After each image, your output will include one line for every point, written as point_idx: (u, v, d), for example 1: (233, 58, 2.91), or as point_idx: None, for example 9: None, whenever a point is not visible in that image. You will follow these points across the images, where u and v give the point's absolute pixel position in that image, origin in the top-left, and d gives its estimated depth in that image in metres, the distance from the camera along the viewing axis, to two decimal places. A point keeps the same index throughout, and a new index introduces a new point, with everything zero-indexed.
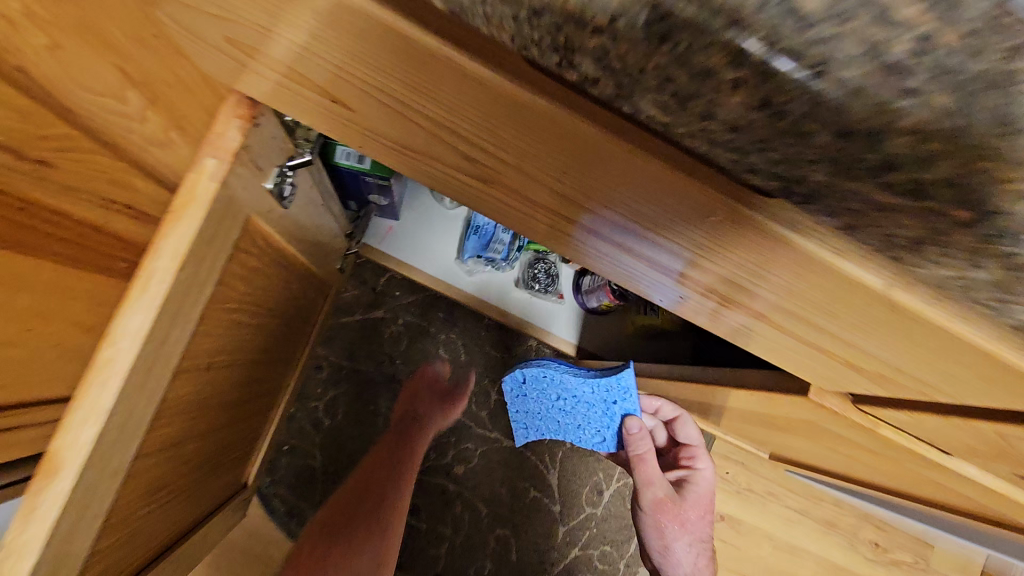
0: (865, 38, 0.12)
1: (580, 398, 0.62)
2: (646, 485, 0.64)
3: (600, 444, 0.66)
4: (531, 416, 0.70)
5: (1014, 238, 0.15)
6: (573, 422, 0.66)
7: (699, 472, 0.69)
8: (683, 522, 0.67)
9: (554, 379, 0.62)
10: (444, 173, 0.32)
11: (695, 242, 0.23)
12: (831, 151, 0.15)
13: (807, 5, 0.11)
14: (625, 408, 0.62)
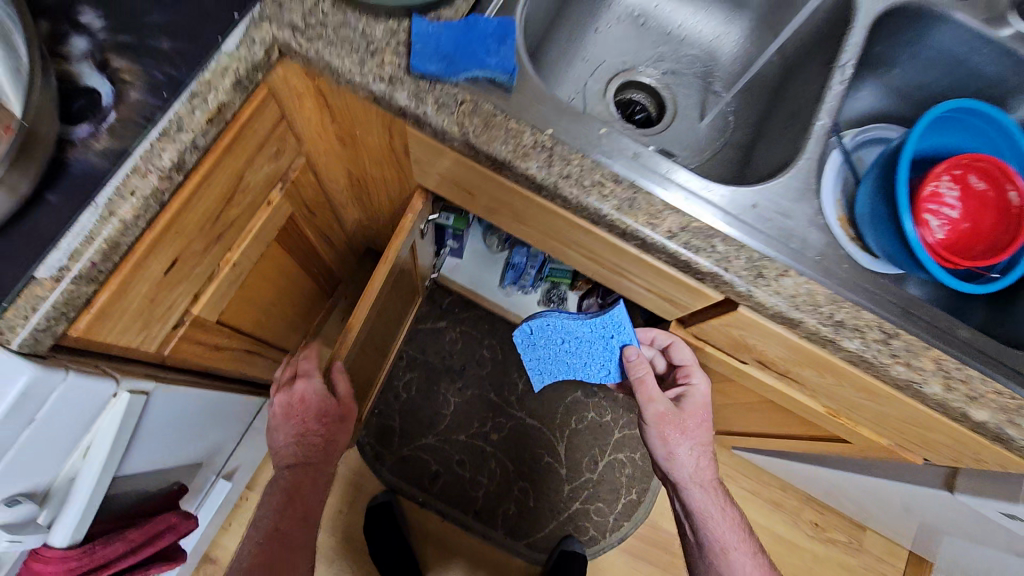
0: (595, 194, 0.54)
1: (581, 338, 0.84)
2: (648, 400, 0.79)
3: (605, 375, 0.87)
4: (543, 361, 0.92)
5: (648, 244, 0.55)
6: (579, 359, 0.88)
7: (693, 386, 0.82)
8: (682, 429, 0.80)
9: (559, 325, 0.83)
10: (501, 218, 0.70)
11: (595, 240, 0.60)
12: (599, 222, 0.56)
13: (581, 186, 0.54)
14: (622, 340, 0.82)
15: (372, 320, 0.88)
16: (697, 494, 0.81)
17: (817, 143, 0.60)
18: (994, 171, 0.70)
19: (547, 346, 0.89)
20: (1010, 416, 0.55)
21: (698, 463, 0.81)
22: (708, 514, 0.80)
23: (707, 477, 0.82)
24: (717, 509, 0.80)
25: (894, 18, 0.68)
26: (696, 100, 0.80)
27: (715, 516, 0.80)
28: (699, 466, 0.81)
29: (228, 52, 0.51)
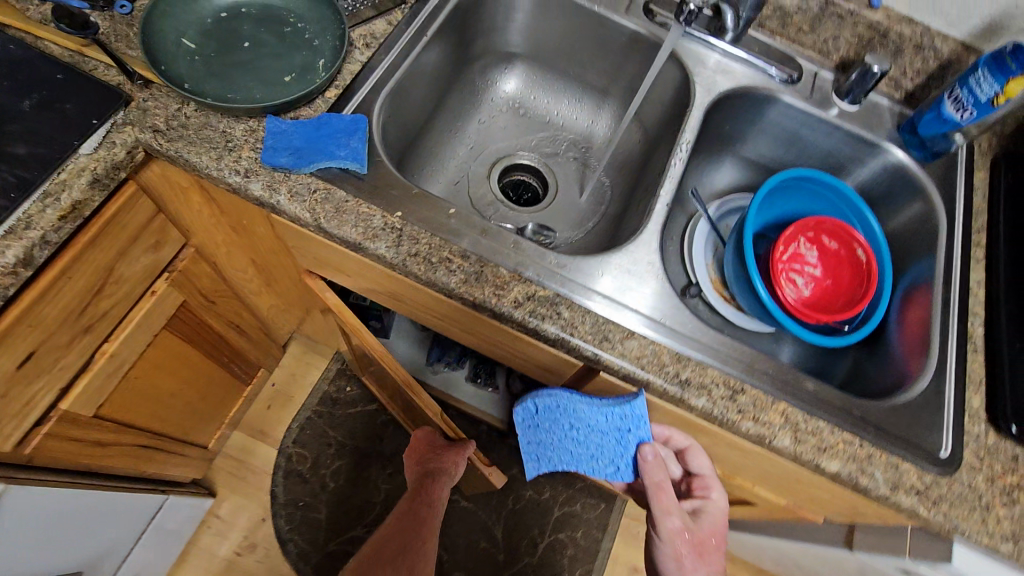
0: (439, 272, 0.56)
1: (593, 428, 0.60)
2: (665, 516, 0.65)
3: (614, 475, 0.63)
4: (543, 449, 0.62)
5: (496, 314, 0.57)
6: (586, 452, 0.62)
7: (712, 501, 0.70)
8: (699, 552, 0.67)
9: (569, 410, 0.59)
10: (382, 295, 0.71)
11: (456, 307, 0.61)
12: (450, 297, 0.58)
13: (426, 265, 0.56)
14: (639, 437, 0.60)
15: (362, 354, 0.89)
16: None
17: (661, 215, 0.66)
18: (840, 232, 0.75)
19: (548, 431, 0.62)
20: (860, 466, 0.56)
21: None
22: None
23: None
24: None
25: (731, 102, 0.77)
26: (575, 178, 0.86)
27: None
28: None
29: (86, 155, 0.54)
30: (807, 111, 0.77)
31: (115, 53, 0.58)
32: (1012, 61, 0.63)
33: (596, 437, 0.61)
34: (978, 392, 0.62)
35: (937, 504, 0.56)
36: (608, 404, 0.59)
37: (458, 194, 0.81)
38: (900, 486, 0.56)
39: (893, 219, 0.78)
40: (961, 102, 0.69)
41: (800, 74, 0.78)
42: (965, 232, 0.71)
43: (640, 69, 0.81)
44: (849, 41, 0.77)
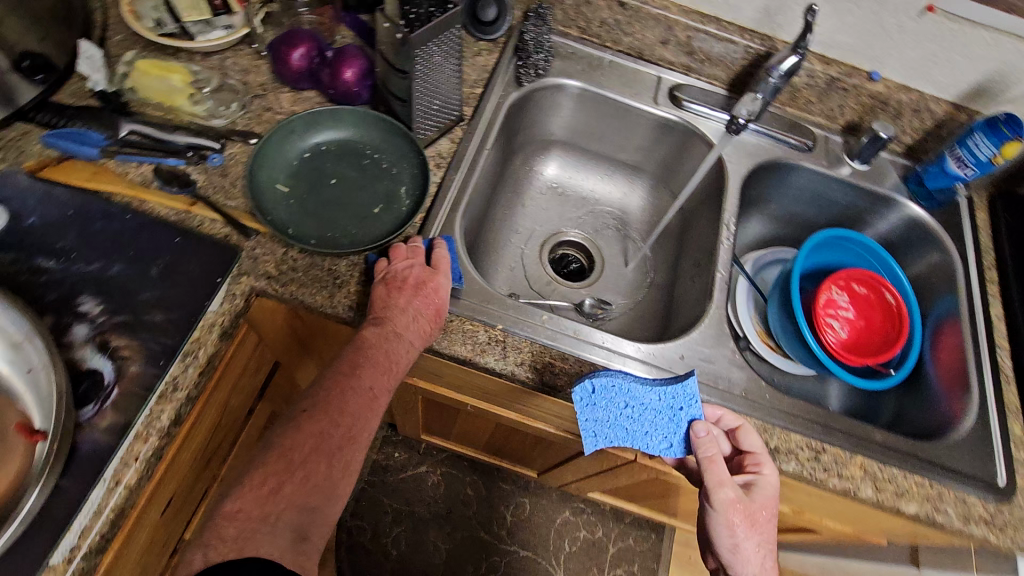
0: (546, 377, 0.62)
1: (647, 407, 0.62)
2: (715, 487, 0.59)
3: (667, 451, 0.61)
4: (601, 430, 0.60)
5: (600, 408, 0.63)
6: (639, 429, 0.61)
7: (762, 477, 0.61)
8: (753, 524, 0.60)
9: (626, 388, 0.61)
10: (471, 390, 0.76)
11: (556, 403, 0.67)
12: (554, 396, 0.64)
13: (533, 372, 0.62)
14: (691, 415, 0.62)
15: (459, 411, 0.92)
16: None
17: (720, 292, 0.74)
18: (869, 279, 0.84)
19: (605, 411, 0.61)
20: (935, 504, 0.63)
21: (761, 559, 0.61)
22: None
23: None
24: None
25: (757, 173, 0.85)
26: (620, 249, 0.93)
27: None
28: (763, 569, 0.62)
29: (215, 311, 0.58)
30: (825, 174, 0.86)
31: (220, 207, 0.63)
32: (1006, 128, 0.73)
33: (650, 414, 0.62)
34: (1018, 420, 0.71)
35: (1004, 530, 0.64)
36: (662, 388, 0.63)
37: (517, 279, 0.87)
38: (971, 518, 0.64)
39: (914, 264, 0.87)
40: (963, 161, 0.78)
41: (814, 142, 0.87)
42: (980, 274, 0.80)
43: (669, 148, 0.89)
44: (852, 108, 0.86)
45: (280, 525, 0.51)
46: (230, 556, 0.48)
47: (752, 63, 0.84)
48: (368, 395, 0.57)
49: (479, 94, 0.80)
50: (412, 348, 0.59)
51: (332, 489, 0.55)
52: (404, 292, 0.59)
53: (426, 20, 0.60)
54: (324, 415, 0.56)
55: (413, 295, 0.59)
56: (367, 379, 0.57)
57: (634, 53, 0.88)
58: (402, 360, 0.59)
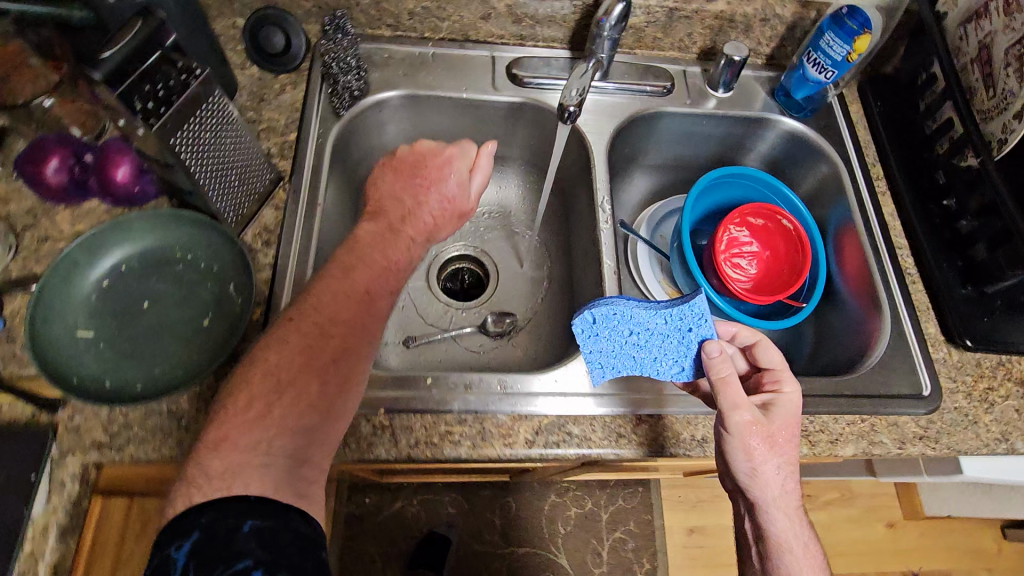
0: (446, 450, 0.57)
1: (653, 331, 0.62)
2: (730, 410, 0.56)
3: (679, 374, 0.61)
4: (605, 357, 0.61)
5: (513, 460, 0.58)
6: (648, 355, 0.61)
7: (784, 394, 0.60)
8: (771, 446, 0.57)
9: (627, 315, 0.61)
10: (387, 466, 0.70)
11: (469, 463, 0.61)
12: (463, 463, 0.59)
13: (430, 449, 0.56)
14: (701, 336, 0.62)
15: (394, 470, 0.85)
16: (781, 522, 0.58)
17: (613, 285, 0.69)
18: (763, 211, 0.79)
19: (609, 339, 0.61)
20: (869, 438, 0.62)
21: (781, 482, 0.58)
22: (786, 547, 0.58)
23: (794, 515, 0.59)
24: (799, 546, 0.59)
25: (623, 133, 0.78)
26: (508, 249, 0.86)
27: (793, 551, 0.58)
28: (785, 492, 0.59)
29: (42, 513, 0.50)
30: (692, 113, 0.79)
31: (12, 384, 0.53)
32: (851, 20, 0.68)
33: (657, 338, 0.62)
34: (931, 319, 0.69)
35: (939, 440, 0.63)
36: (670, 312, 0.62)
37: (410, 319, 0.80)
38: (907, 439, 0.63)
39: (803, 178, 0.83)
40: (821, 65, 0.73)
41: (673, 82, 0.79)
42: (866, 177, 0.77)
43: (528, 130, 0.80)
44: (702, 34, 0.78)
45: (274, 450, 0.46)
46: (222, 493, 0.43)
47: (585, 16, 0.75)
48: (366, 302, 0.55)
49: (294, 141, 0.68)
50: (413, 242, 0.62)
51: (330, 409, 0.50)
52: (414, 171, 0.65)
53: (164, 103, 0.49)
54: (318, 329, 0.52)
55: (428, 183, 0.65)
56: (364, 283, 0.55)
57: (459, 35, 0.78)
58: (399, 259, 0.60)
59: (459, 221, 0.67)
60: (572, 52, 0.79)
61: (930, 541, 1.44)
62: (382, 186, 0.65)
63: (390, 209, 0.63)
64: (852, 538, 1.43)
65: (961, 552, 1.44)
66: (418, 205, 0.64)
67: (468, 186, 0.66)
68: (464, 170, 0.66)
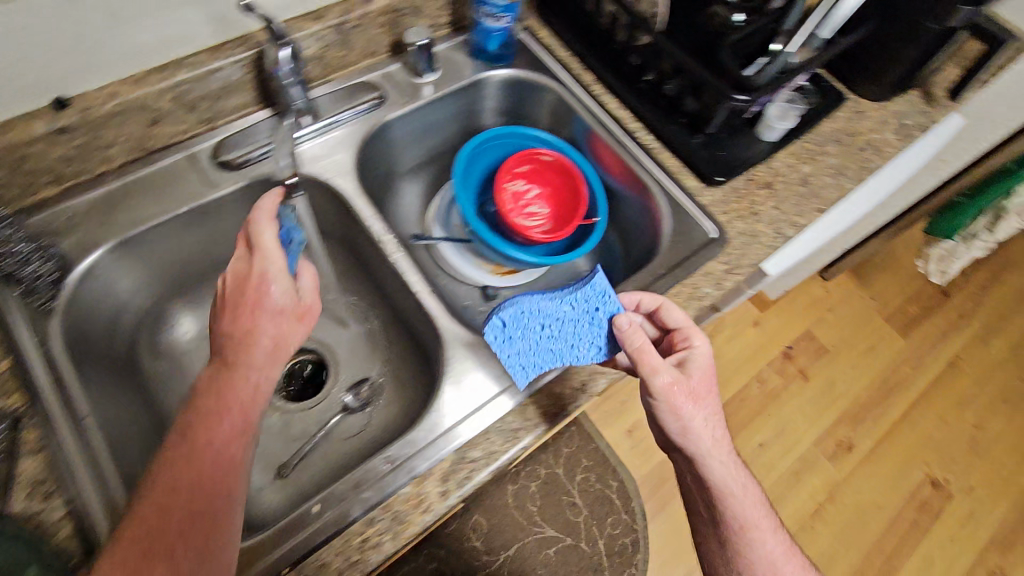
0: (370, 557, 0.53)
1: (562, 320, 0.62)
2: (651, 375, 0.57)
3: (595, 354, 0.62)
4: (524, 354, 0.62)
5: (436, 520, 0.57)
6: (564, 344, 0.62)
7: (695, 348, 0.62)
8: (695, 401, 0.59)
9: (534, 311, 0.62)
10: None
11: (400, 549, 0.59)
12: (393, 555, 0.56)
13: (354, 568, 0.53)
14: (608, 313, 0.63)
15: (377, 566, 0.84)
16: (718, 470, 0.60)
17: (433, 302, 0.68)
18: (522, 158, 0.83)
19: (524, 337, 0.62)
20: (695, 295, 0.70)
21: (711, 434, 0.60)
22: (726, 491, 0.61)
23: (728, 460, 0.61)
24: (739, 488, 0.62)
25: (361, 159, 0.76)
26: (322, 320, 0.80)
27: (732, 492, 0.62)
28: (717, 441, 0.61)
29: None
30: (415, 109, 0.80)
31: None
32: None
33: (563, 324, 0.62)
34: (687, 174, 0.79)
35: (742, 263, 0.73)
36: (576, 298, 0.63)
37: (270, 447, 0.71)
38: (721, 278, 0.72)
39: (536, 110, 0.88)
40: (495, 14, 0.76)
41: (382, 88, 0.79)
42: (581, 87, 0.84)
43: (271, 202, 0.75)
44: (381, 33, 0.78)
45: None
46: None
47: (258, 72, 0.70)
48: (220, 453, 0.50)
49: (9, 366, 0.56)
50: (255, 373, 0.54)
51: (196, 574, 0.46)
52: (239, 292, 0.57)
53: None
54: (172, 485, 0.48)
55: (248, 303, 0.56)
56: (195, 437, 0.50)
57: (138, 151, 0.68)
58: (245, 398, 0.53)
59: (302, 323, 0.59)
60: (268, 109, 0.74)
61: (783, 317, 1.74)
62: (217, 325, 0.57)
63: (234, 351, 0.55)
64: (738, 352, 1.65)
65: (805, 312, 1.75)
66: (253, 347, 0.55)
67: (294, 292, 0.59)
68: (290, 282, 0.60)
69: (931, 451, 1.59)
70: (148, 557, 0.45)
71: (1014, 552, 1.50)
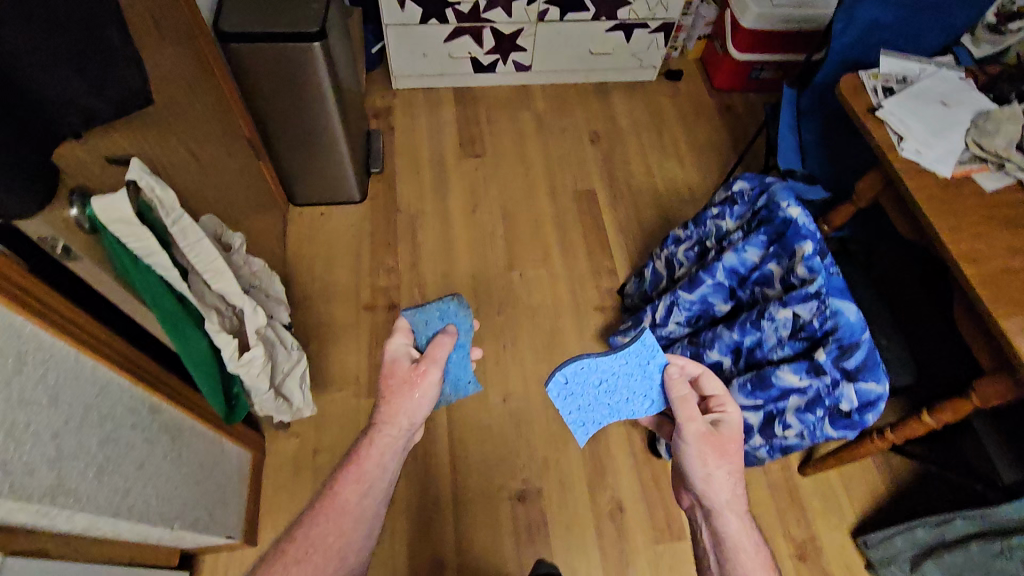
0: None
1: (618, 373, 1.11)
2: (688, 422, 0.99)
3: (651, 403, 1.10)
4: (587, 409, 1.12)
5: None
6: (623, 398, 1.13)
7: (729, 414, 1.05)
8: (720, 455, 0.98)
9: (594, 365, 1.11)
10: None
11: None
12: None
13: None
14: (658, 361, 1.11)
15: None
16: (731, 520, 0.96)
17: None
18: None
19: (578, 391, 1.12)
20: None
21: (728, 485, 0.98)
22: (738, 537, 0.95)
23: (739, 507, 0.99)
24: (745, 535, 0.95)
25: None
26: None
27: (740, 540, 0.95)
28: (729, 497, 0.97)
29: None
30: None
31: None
32: None
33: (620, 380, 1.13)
34: None
35: None
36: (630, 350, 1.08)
37: None
38: None
39: None
40: None
41: None
42: None
43: None
44: None
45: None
46: None
47: None
48: (362, 504, 1.01)
49: None
50: (415, 411, 1.07)
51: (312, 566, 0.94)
52: (410, 385, 1.07)
53: None
54: (344, 508, 0.99)
55: (412, 384, 1.07)
56: (344, 483, 1.02)
57: None
58: (390, 437, 1.05)
59: (422, 389, 1.08)
60: None
61: (276, 521, 1.40)
62: (387, 389, 1.07)
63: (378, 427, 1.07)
64: None
65: (295, 482, 1.45)
66: (394, 407, 1.06)
67: (412, 370, 1.09)
68: (433, 372, 1.07)
69: (493, 473, 1.50)
70: (317, 538, 0.96)
71: (607, 473, 1.50)
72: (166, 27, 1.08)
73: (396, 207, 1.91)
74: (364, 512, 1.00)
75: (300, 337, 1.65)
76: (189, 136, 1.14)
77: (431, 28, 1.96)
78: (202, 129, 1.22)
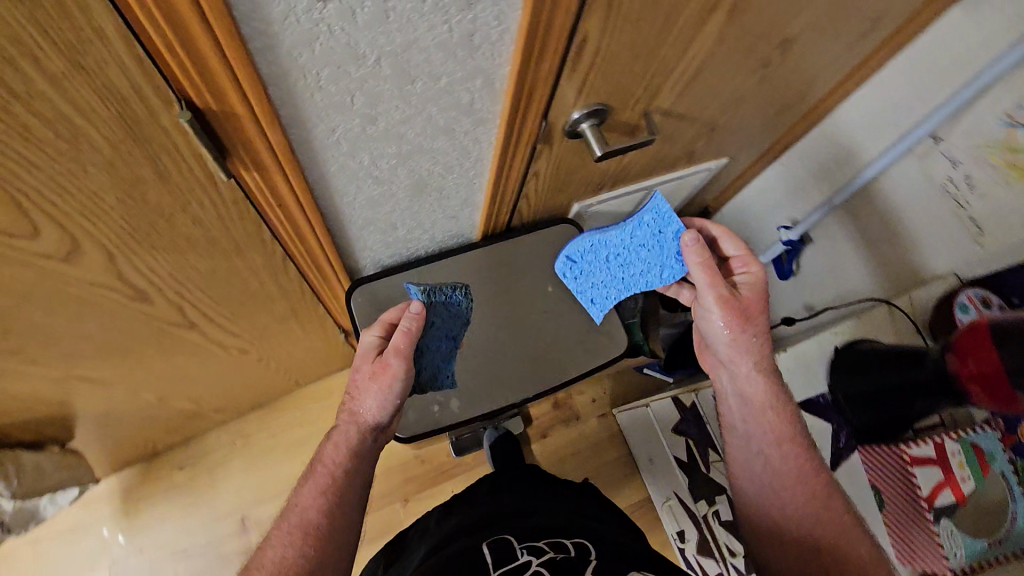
0: None
1: (627, 241, 0.79)
2: (711, 288, 0.71)
3: (670, 274, 0.78)
4: (600, 287, 0.87)
5: None
6: (636, 272, 0.81)
7: (752, 275, 0.74)
8: (749, 317, 0.73)
9: (600, 242, 0.83)
10: None
11: None
12: None
13: None
14: (674, 229, 0.74)
15: None
16: (759, 400, 0.75)
17: None
18: None
19: (595, 273, 0.87)
20: None
21: (761, 349, 0.75)
22: (777, 478, 0.73)
23: (770, 372, 0.76)
24: (781, 427, 0.74)
25: None
26: None
27: (780, 446, 0.74)
28: (761, 357, 0.75)
29: None
30: None
31: None
32: None
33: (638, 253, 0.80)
34: None
35: None
36: (638, 218, 0.78)
37: None
38: None
39: None
40: None
41: None
42: None
43: None
44: None
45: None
46: None
47: None
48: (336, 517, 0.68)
49: None
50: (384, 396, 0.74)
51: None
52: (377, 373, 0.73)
53: None
54: (308, 525, 0.67)
55: (384, 372, 0.73)
56: (302, 492, 0.70)
57: None
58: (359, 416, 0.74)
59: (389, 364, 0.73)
60: None
61: None
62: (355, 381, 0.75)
63: (338, 426, 0.75)
64: None
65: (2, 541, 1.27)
66: (360, 404, 0.74)
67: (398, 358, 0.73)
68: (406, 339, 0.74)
69: None
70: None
71: None
72: (184, 288, 0.67)
73: (406, 498, 1.38)
74: (339, 528, 0.68)
75: (189, 456, 1.36)
76: (99, 366, 0.77)
77: (679, 477, 1.37)
78: (182, 348, 0.84)
